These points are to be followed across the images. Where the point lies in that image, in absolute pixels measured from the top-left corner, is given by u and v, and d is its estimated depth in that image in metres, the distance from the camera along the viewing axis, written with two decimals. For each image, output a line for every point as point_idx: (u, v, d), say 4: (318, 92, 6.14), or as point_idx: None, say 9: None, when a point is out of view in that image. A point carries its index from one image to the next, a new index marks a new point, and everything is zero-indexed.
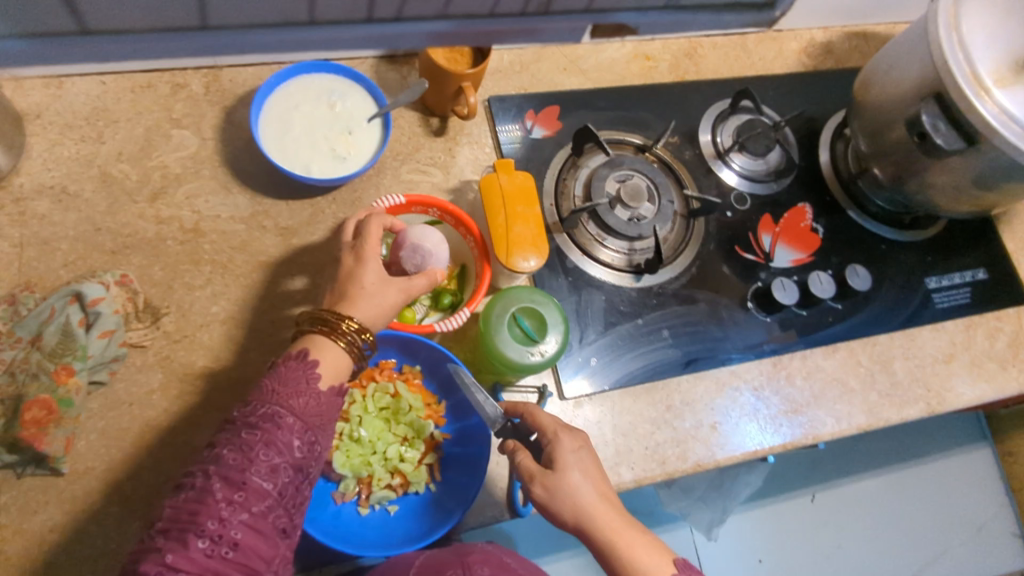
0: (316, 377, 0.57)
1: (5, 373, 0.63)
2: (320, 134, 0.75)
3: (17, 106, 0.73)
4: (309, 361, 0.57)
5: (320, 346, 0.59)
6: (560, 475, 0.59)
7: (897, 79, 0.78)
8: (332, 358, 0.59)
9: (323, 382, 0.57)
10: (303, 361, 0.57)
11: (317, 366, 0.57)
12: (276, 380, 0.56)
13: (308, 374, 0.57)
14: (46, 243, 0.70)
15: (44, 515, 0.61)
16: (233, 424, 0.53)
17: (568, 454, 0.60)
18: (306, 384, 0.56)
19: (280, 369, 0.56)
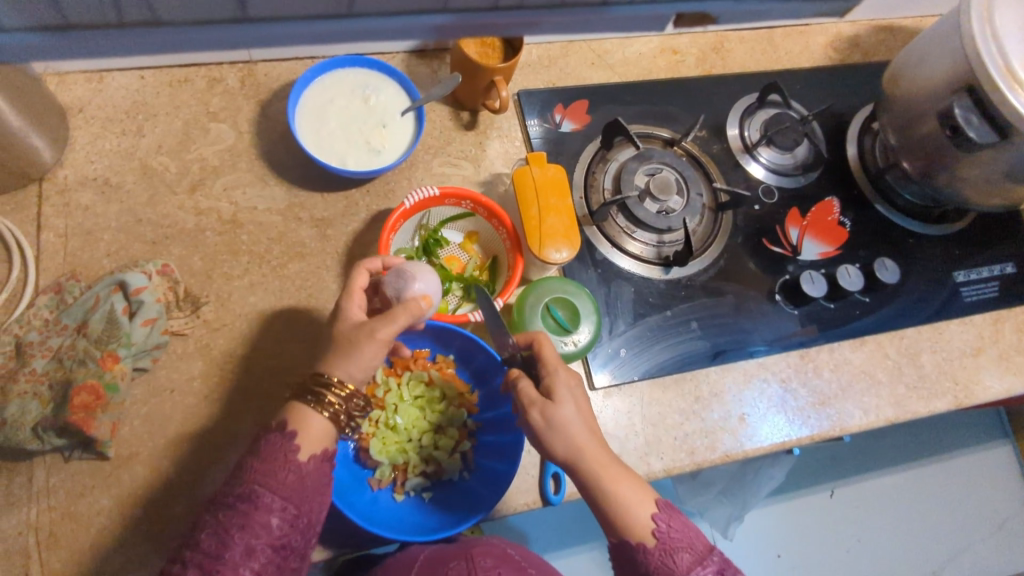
0: (296, 449, 0.53)
1: (52, 360, 0.65)
2: (355, 128, 0.76)
3: (61, 100, 0.75)
4: (288, 433, 0.53)
5: (305, 417, 0.54)
6: (559, 409, 0.58)
7: (929, 72, 0.78)
8: (316, 429, 0.54)
9: (304, 453, 0.53)
10: (283, 433, 0.54)
11: (299, 437, 0.54)
12: (257, 457, 0.53)
13: (288, 446, 0.53)
14: (89, 234, 0.71)
15: (91, 498, 0.63)
16: (217, 505, 0.52)
17: (566, 389, 0.59)
18: (286, 458, 0.53)
19: (261, 444, 0.54)
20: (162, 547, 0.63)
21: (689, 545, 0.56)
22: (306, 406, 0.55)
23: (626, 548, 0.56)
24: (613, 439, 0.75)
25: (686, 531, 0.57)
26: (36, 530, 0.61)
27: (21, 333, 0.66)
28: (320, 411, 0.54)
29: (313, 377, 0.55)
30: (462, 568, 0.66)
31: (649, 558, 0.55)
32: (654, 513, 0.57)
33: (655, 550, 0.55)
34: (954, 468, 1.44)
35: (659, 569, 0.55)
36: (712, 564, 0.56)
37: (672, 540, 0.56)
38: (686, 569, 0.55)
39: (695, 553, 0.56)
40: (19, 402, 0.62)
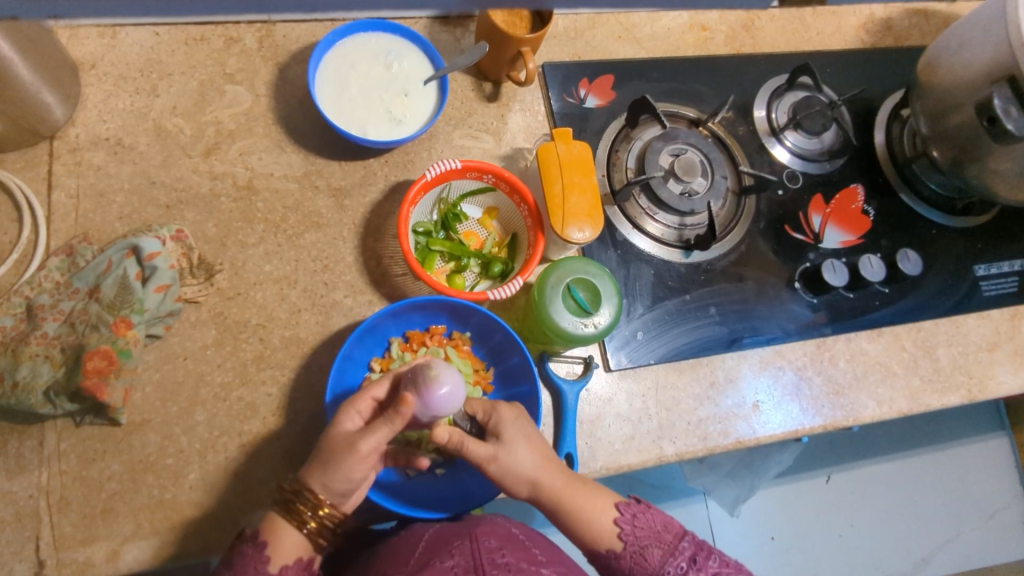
0: (267, 560, 0.56)
1: (64, 324, 0.63)
2: (376, 96, 0.74)
3: (73, 55, 0.73)
4: (260, 544, 0.57)
5: (277, 531, 0.57)
6: (509, 451, 0.61)
7: (967, 61, 0.76)
8: (290, 544, 0.57)
9: (275, 565, 0.56)
10: (256, 545, 0.57)
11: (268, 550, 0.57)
12: (231, 567, 0.57)
13: (258, 560, 0.56)
14: (101, 195, 0.70)
15: (103, 464, 0.62)
16: None
17: (512, 427, 0.62)
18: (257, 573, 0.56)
19: (235, 554, 0.57)
20: (173, 514, 0.62)
21: (658, 539, 0.64)
22: (281, 517, 0.58)
23: (601, 557, 0.64)
24: (627, 422, 0.74)
25: (652, 527, 0.64)
26: (47, 493, 0.60)
27: (32, 296, 0.64)
28: (295, 524, 0.57)
29: (291, 489, 0.57)
30: (466, 547, 0.62)
31: (622, 561, 0.63)
32: (617, 518, 0.64)
33: (625, 554, 0.63)
34: (951, 459, 1.45)
35: (633, 568, 0.63)
36: (683, 553, 0.63)
37: (639, 539, 0.63)
38: (657, 562, 0.62)
39: (664, 545, 0.63)
40: (31, 364, 0.61)
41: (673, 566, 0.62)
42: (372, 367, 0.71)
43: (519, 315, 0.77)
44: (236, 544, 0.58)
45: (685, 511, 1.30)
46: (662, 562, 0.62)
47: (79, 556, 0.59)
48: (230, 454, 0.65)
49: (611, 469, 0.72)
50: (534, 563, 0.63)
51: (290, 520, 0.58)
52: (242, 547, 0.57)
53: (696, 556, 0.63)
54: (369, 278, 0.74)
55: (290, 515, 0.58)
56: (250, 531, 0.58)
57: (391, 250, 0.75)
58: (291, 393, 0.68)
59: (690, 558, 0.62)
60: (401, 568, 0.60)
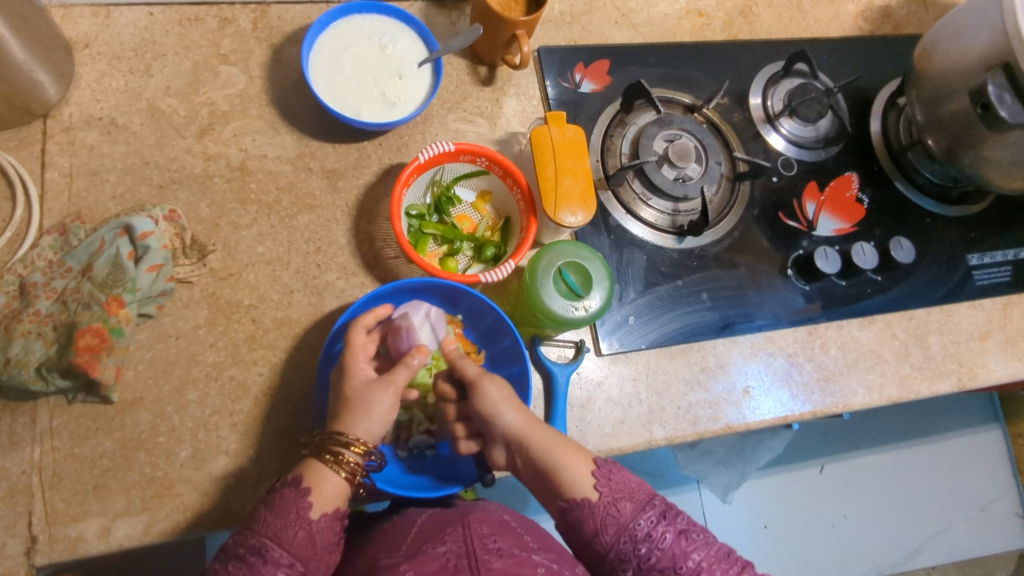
0: (309, 506, 0.55)
1: (56, 302, 0.64)
2: (370, 78, 0.74)
3: (67, 34, 0.73)
4: (303, 489, 0.56)
5: (319, 475, 0.57)
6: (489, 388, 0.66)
7: (963, 47, 0.76)
8: (331, 490, 0.57)
9: (315, 511, 0.56)
10: (297, 489, 0.56)
11: (310, 494, 0.56)
12: (270, 509, 0.55)
13: (299, 503, 0.55)
14: (94, 175, 0.70)
15: (96, 441, 0.63)
16: (225, 553, 0.54)
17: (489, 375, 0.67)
18: (298, 515, 0.55)
19: (276, 498, 0.56)
20: (164, 492, 0.63)
21: (630, 494, 0.61)
22: (323, 464, 0.58)
23: (573, 509, 0.61)
24: (617, 406, 0.74)
25: (626, 483, 0.62)
26: (40, 469, 0.61)
27: (25, 274, 0.65)
28: (335, 470, 0.58)
29: (332, 439, 0.59)
30: (457, 534, 0.61)
31: (595, 512, 0.60)
32: (594, 470, 0.63)
33: (599, 503, 0.61)
34: (944, 450, 1.45)
35: (605, 518, 0.60)
36: (654, 508, 0.60)
37: (612, 491, 0.61)
38: (628, 515, 0.60)
39: (637, 500, 0.61)
40: (23, 341, 0.61)
41: (645, 519, 0.59)
42: None
43: (510, 299, 0.77)
44: (276, 488, 0.57)
45: (679, 499, 1.30)
46: (633, 515, 0.60)
47: (71, 531, 0.60)
48: (222, 434, 0.65)
49: (601, 452, 0.72)
50: (526, 549, 0.61)
51: (331, 464, 0.58)
52: (282, 491, 0.56)
53: (667, 513, 0.60)
54: (362, 260, 0.74)
55: (332, 460, 0.58)
56: (290, 476, 0.58)
57: (384, 232, 0.75)
58: (283, 374, 0.69)
59: (662, 513, 0.60)
60: (392, 554, 0.60)
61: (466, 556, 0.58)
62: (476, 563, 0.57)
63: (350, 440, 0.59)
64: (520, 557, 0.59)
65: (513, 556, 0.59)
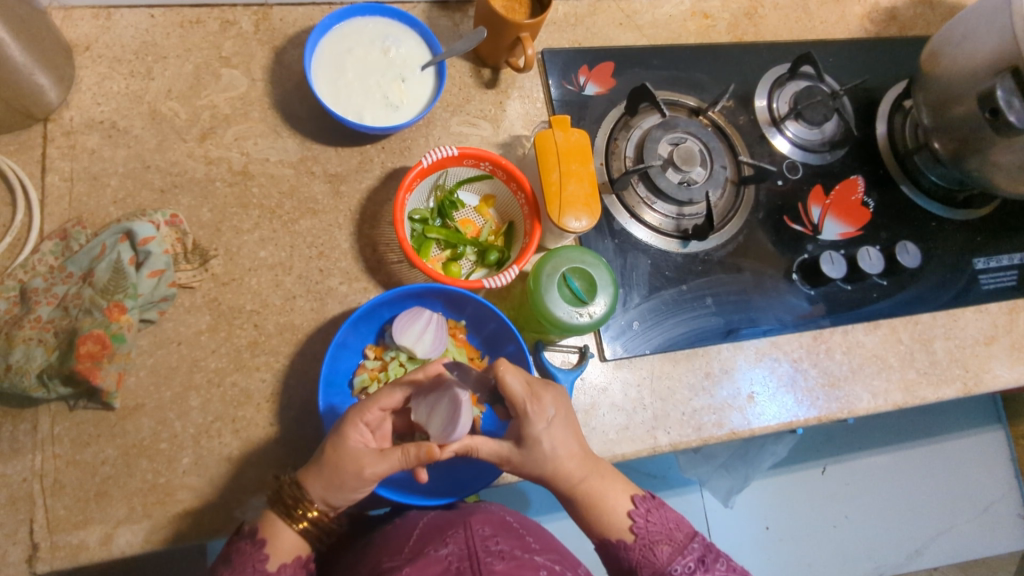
0: (265, 559, 0.57)
1: (57, 308, 0.63)
2: (373, 81, 0.74)
3: (67, 37, 0.72)
4: (259, 543, 0.57)
5: (275, 530, 0.58)
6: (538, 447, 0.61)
7: (971, 51, 0.75)
8: (288, 543, 0.58)
9: (273, 563, 0.57)
10: (253, 542, 0.57)
11: (266, 548, 0.57)
12: (228, 563, 0.57)
13: (255, 559, 0.56)
14: (95, 179, 0.69)
15: (97, 448, 0.62)
16: None
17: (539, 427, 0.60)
18: (254, 570, 0.56)
19: (233, 550, 0.57)
20: (167, 499, 0.62)
21: (669, 536, 0.63)
22: (280, 519, 0.58)
23: (609, 547, 0.64)
24: (621, 412, 0.74)
25: (664, 523, 0.64)
26: (41, 476, 0.60)
27: (26, 279, 0.64)
28: (294, 526, 0.58)
29: (298, 499, 0.58)
30: (460, 535, 0.61)
31: (630, 553, 0.63)
32: (631, 510, 0.64)
33: (635, 546, 0.63)
34: (946, 451, 1.45)
35: (641, 561, 0.62)
36: (692, 553, 0.62)
37: (650, 533, 0.63)
38: (665, 559, 0.62)
39: (674, 542, 0.63)
40: (24, 348, 0.61)
41: (682, 564, 0.61)
42: (366, 354, 0.71)
43: (513, 304, 0.77)
44: (234, 539, 0.58)
45: (681, 500, 1.30)
46: (670, 559, 0.61)
47: (73, 539, 0.60)
48: (224, 440, 0.65)
49: (605, 458, 0.72)
50: (528, 551, 0.62)
51: (288, 519, 0.58)
52: (240, 543, 0.58)
53: (705, 558, 0.62)
54: (365, 265, 0.73)
55: (290, 516, 0.58)
56: (249, 526, 0.59)
57: (387, 237, 0.75)
58: (286, 379, 0.68)
59: (699, 559, 0.62)
60: (394, 556, 0.60)
61: (469, 559, 0.58)
62: (478, 566, 0.57)
63: (308, 502, 0.58)
64: (521, 559, 0.59)
65: (515, 558, 0.59)
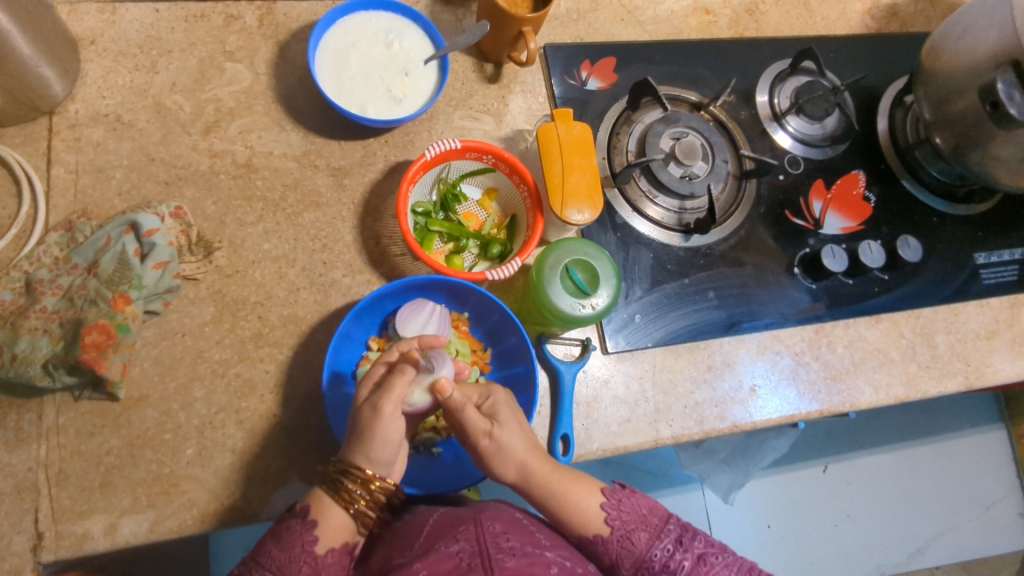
0: (315, 540, 0.56)
1: (63, 299, 0.64)
2: (376, 75, 0.74)
3: (73, 31, 0.73)
4: (309, 522, 0.56)
5: (326, 508, 0.57)
6: (502, 431, 0.62)
7: (971, 45, 0.76)
8: (335, 525, 0.57)
9: (321, 546, 0.56)
10: (304, 522, 0.56)
11: (316, 528, 0.56)
12: (277, 541, 0.56)
13: (304, 538, 0.56)
14: (101, 171, 0.70)
15: (101, 438, 0.62)
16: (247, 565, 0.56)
17: (506, 410, 0.63)
18: (303, 549, 0.55)
19: (283, 528, 0.57)
20: (171, 489, 0.62)
21: (644, 522, 0.64)
22: (329, 496, 0.57)
23: (586, 543, 0.64)
24: (623, 405, 0.74)
25: (638, 510, 0.64)
26: (46, 466, 0.61)
27: (31, 271, 0.65)
28: (344, 506, 0.57)
29: (348, 473, 0.57)
30: (470, 532, 0.61)
31: (609, 547, 0.63)
32: (603, 502, 0.64)
33: (613, 538, 0.63)
34: (947, 450, 1.45)
35: (619, 552, 0.62)
36: (669, 535, 0.63)
37: (625, 523, 0.63)
38: (644, 547, 0.62)
39: (650, 527, 0.63)
40: (29, 338, 0.61)
41: (660, 549, 0.62)
42: (369, 346, 0.71)
43: (516, 297, 0.77)
44: (286, 517, 0.58)
45: (682, 499, 1.31)
46: (649, 546, 0.62)
47: (77, 528, 0.60)
48: (228, 431, 0.65)
49: (606, 450, 0.72)
50: (539, 547, 0.62)
51: (338, 499, 0.57)
52: (289, 521, 0.57)
53: (683, 538, 0.63)
54: (368, 258, 0.74)
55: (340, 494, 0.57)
56: (300, 506, 0.58)
57: (390, 230, 0.75)
58: (289, 371, 0.68)
59: (677, 540, 0.63)
60: (405, 553, 0.60)
61: (480, 556, 0.58)
62: (489, 562, 0.57)
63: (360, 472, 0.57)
64: (533, 555, 0.59)
65: (526, 555, 0.59)
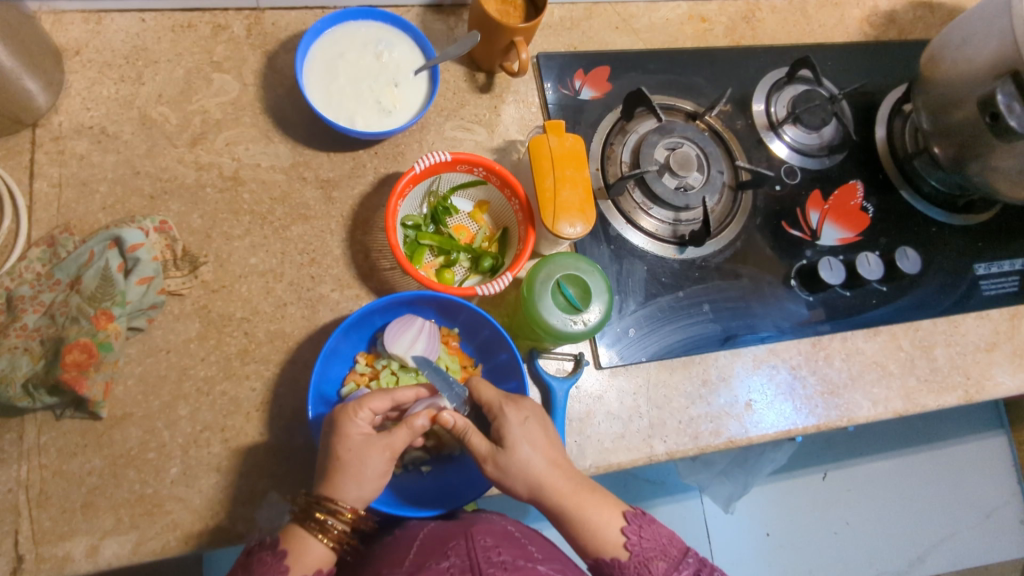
0: (286, 570, 0.54)
1: (44, 315, 0.63)
2: (366, 86, 0.73)
3: (57, 41, 0.72)
4: (281, 553, 0.54)
5: (300, 539, 0.56)
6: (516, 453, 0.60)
7: (971, 54, 0.75)
8: (310, 556, 0.55)
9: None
10: (275, 553, 0.55)
11: (288, 558, 0.54)
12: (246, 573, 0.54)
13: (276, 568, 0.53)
14: (84, 184, 0.68)
15: (83, 458, 0.61)
16: None
17: (514, 430, 0.61)
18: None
19: (254, 561, 0.54)
20: (155, 509, 0.61)
21: (662, 552, 0.60)
22: (303, 528, 0.56)
23: (603, 566, 0.61)
24: (617, 421, 0.73)
25: (658, 539, 0.61)
26: (27, 487, 0.60)
27: (12, 286, 0.64)
28: (315, 536, 0.56)
29: (317, 503, 0.56)
30: (461, 547, 0.60)
31: (626, 572, 0.59)
32: (624, 527, 0.62)
33: (631, 563, 0.60)
34: (947, 457, 1.43)
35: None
36: (688, 567, 0.60)
37: (644, 550, 0.60)
38: None
39: (670, 558, 0.60)
40: (9, 356, 0.60)
41: None
42: (357, 360, 0.70)
43: (506, 311, 0.76)
44: (255, 550, 0.56)
45: (680, 507, 1.29)
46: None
47: (58, 551, 0.59)
48: (213, 450, 0.64)
49: (599, 468, 0.71)
50: (531, 560, 0.61)
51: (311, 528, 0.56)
52: (260, 554, 0.55)
53: (701, 572, 0.59)
54: (357, 272, 0.72)
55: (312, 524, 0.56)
56: (271, 539, 0.56)
57: (379, 243, 0.74)
58: (276, 388, 0.67)
59: (696, 573, 0.59)
60: (395, 568, 0.58)
61: (471, 570, 0.57)
62: None
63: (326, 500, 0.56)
64: (525, 568, 0.58)
65: (518, 569, 0.58)
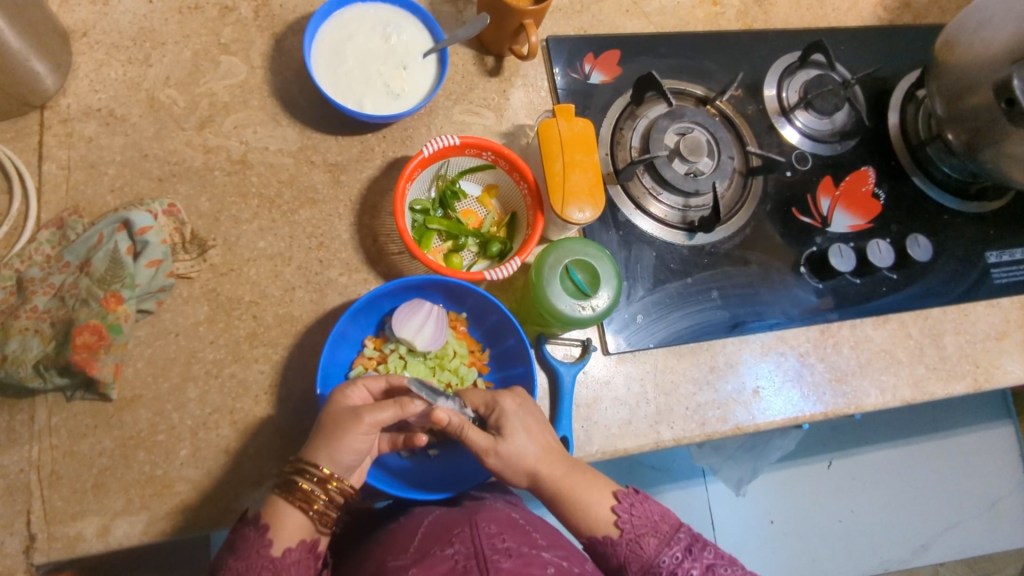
0: (270, 542, 0.54)
1: (54, 298, 0.63)
2: (374, 69, 0.72)
3: (64, 23, 0.71)
4: (262, 527, 0.55)
5: (280, 511, 0.56)
6: (509, 445, 0.61)
7: (987, 39, 0.73)
8: (291, 526, 0.55)
9: (278, 547, 0.54)
10: (258, 529, 0.55)
11: (270, 531, 0.55)
12: (234, 552, 0.54)
13: (260, 544, 0.54)
14: (93, 167, 0.68)
15: (93, 439, 0.62)
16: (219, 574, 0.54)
17: (512, 421, 0.61)
18: (259, 555, 0.53)
19: (238, 538, 0.55)
20: (164, 491, 0.62)
21: (654, 528, 0.61)
22: (281, 498, 0.56)
23: (596, 545, 0.61)
24: (623, 407, 0.73)
25: (649, 515, 0.62)
26: (38, 467, 0.60)
27: (22, 269, 0.64)
28: (294, 503, 0.56)
29: (292, 471, 0.56)
30: (466, 534, 0.60)
31: (617, 549, 0.60)
32: (614, 506, 0.62)
33: (622, 541, 0.60)
34: (954, 446, 1.43)
35: (628, 556, 0.60)
36: (679, 543, 0.59)
37: (636, 527, 0.61)
38: (652, 552, 0.59)
39: (661, 533, 0.60)
40: (20, 338, 0.60)
41: (669, 555, 0.59)
42: (365, 344, 0.70)
43: (515, 296, 0.76)
44: (240, 527, 0.56)
45: (684, 493, 1.30)
46: (657, 551, 0.59)
47: (70, 530, 0.59)
48: (222, 433, 0.64)
49: (605, 453, 0.71)
50: (535, 547, 0.61)
51: (289, 497, 0.56)
52: (244, 530, 0.55)
53: (692, 547, 0.59)
54: (365, 256, 0.72)
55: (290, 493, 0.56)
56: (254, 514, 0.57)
57: (388, 227, 0.74)
58: (284, 372, 0.67)
59: (686, 548, 0.59)
60: (399, 556, 0.59)
61: (476, 558, 0.57)
62: (485, 565, 0.56)
63: (301, 464, 0.56)
64: (529, 556, 0.58)
65: (522, 556, 0.58)
